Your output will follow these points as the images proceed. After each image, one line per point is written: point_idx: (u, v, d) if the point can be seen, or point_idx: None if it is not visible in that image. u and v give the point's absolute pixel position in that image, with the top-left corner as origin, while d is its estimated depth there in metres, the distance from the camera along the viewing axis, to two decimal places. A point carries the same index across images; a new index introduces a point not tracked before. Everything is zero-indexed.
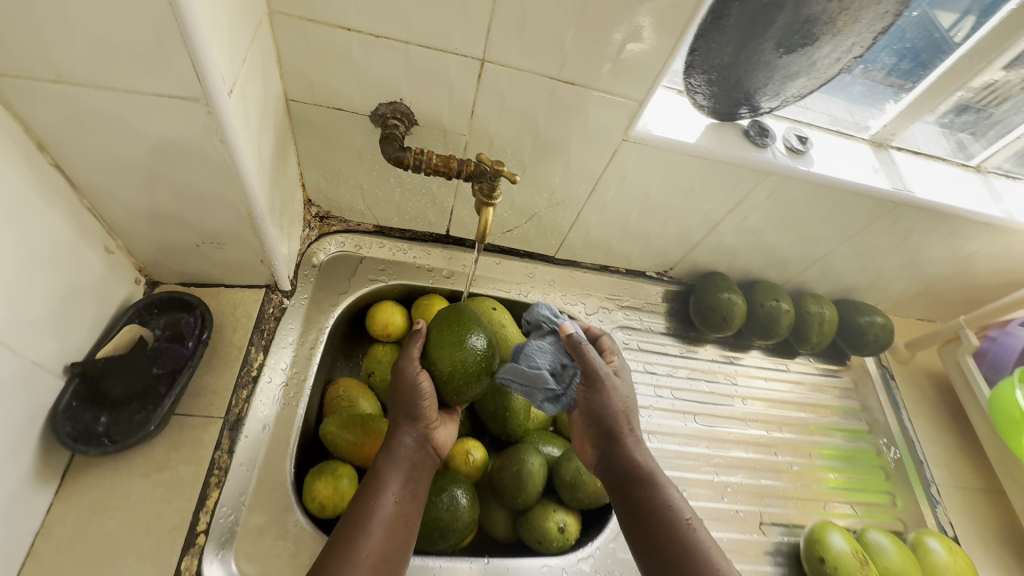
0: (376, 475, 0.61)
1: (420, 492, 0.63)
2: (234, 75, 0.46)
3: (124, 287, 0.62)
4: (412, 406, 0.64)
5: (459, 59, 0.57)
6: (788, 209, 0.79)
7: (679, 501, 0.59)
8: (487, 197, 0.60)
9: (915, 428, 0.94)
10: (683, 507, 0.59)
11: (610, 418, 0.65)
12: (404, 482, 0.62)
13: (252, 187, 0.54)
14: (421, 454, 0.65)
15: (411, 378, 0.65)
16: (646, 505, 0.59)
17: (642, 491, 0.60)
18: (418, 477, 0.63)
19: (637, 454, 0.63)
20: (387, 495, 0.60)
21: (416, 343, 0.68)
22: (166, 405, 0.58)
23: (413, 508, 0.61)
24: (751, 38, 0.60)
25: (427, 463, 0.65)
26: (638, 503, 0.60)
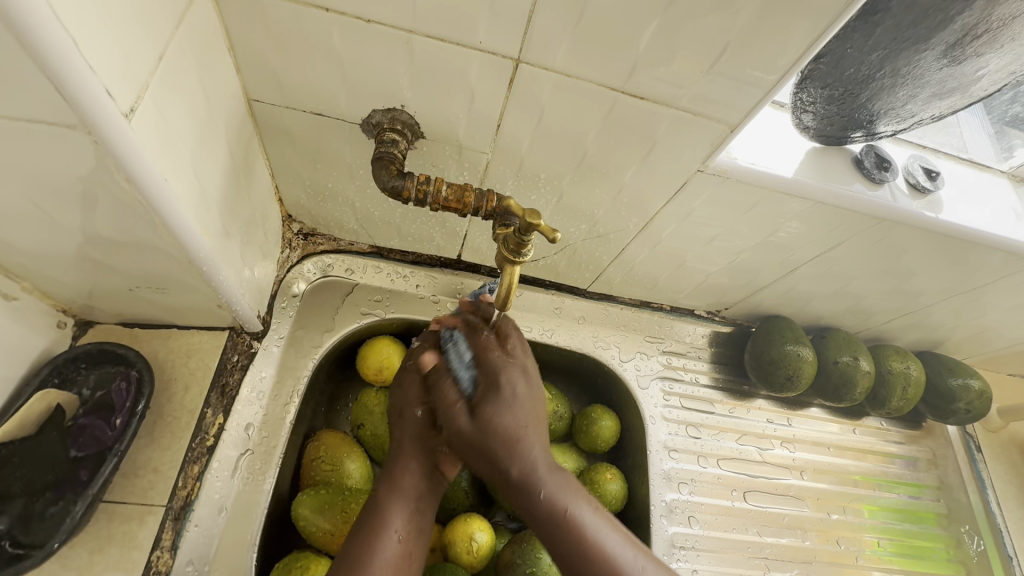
0: (375, 507, 0.48)
1: (429, 525, 0.50)
2: (143, 82, 0.31)
3: (37, 336, 0.49)
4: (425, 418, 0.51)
5: (484, 57, 0.41)
6: (895, 258, 0.62)
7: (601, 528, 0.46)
8: (513, 252, 0.44)
9: (1005, 514, 0.81)
10: (608, 536, 0.45)
11: (500, 442, 0.46)
12: (410, 515, 0.48)
13: (188, 232, 0.40)
14: (432, 480, 0.51)
15: (418, 397, 0.52)
16: (574, 552, 0.44)
17: (566, 537, 0.45)
18: (427, 508, 0.50)
19: (541, 479, 0.47)
20: (390, 534, 0.47)
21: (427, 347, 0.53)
22: (84, 504, 0.45)
23: (418, 549, 0.48)
24: (905, 42, 0.43)
25: (439, 488, 0.52)
26: (563, 548, 0.45)
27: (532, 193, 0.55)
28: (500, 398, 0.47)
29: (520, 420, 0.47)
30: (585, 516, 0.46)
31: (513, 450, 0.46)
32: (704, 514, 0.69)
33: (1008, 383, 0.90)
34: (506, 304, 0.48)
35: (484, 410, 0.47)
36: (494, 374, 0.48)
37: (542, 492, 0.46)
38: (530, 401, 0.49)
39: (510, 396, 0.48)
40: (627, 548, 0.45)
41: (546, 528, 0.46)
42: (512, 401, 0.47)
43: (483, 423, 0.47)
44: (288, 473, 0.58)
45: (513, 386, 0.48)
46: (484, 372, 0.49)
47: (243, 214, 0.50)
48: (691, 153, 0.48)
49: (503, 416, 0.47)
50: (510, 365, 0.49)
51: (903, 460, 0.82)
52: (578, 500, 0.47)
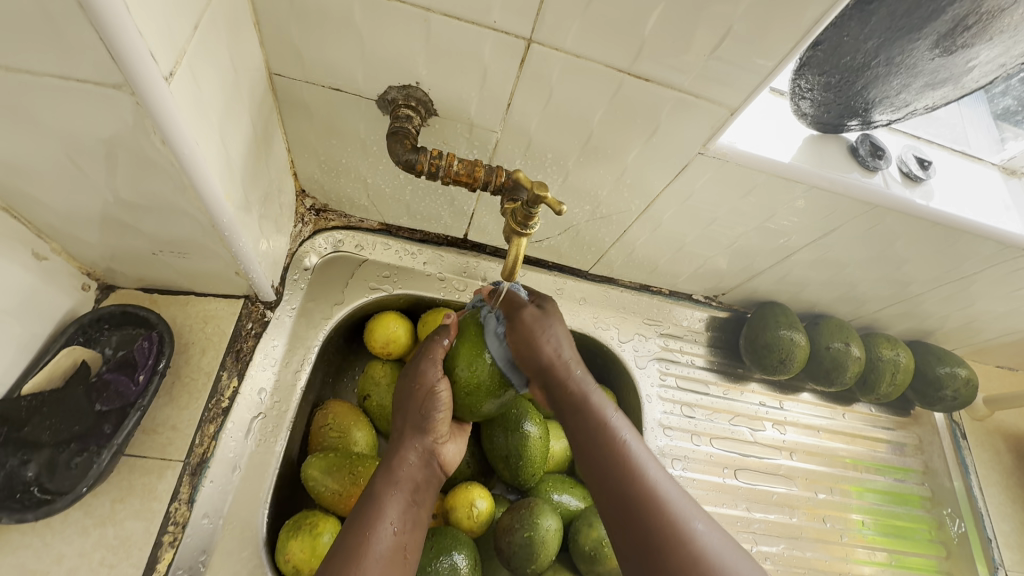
0: (372, 498, 0.49)
1: (424, 519, 0.51)
2: (180, 48, 0.34)
3: (64, 296, 0.51)
4: (423, 415, 0.53)
5: (498, 36, 0.43)
6: (887, 245, 0.64)
7: (647, 456, 0.49)
8: (521, 225, 0.47)
9: (985, 498, 0.84)
10: (642, 455, 0.48)
11: (554, 365, 0.52)
12: (405, 507, 0.50)
13: (213, 196, 0.42)
14: (426, 472, 0.53)
15: (430, 381, 0.52)
16: (613, 474, 0.47)
17: (617, 456, 0.48)
18: (420, 500, 0.51)
19: (591, 408, 0.51)
20: (386, 524, 0.47)
21: (443, 341, 0.54)
22: (110, 453, 0.48)
23: (411, 541, 0.49)
24: (898, 31, 0.45)
25: (432, 484, 0.54)
26: (610, 466, 0.47)
27: (539, 172, 0.57)
28: (544, 330, 0.52)
29: (563, 353, 0.52)
30: (630, 441, 0.49)
31: (557, 375, 0.52)
32: (696, 489, 0.72)
33: (994, 374, 0.93)
34: (512, 275, 0.50)
35: (529, 339, 0.51)
36: (532, 325, 0.52)
37: (587, 411, 0.51)
38: (568, 341, 0.54)
39: (561, 334, 0.53)
40: (666, 478, 0.47)
41: (590, 446, 0.50)
42: (551, 332, 0.52)
43: (539, 336, 0.52)
44: (297, 438, 0.61)
45: (553, 328, 0.53)
46: (519, 331, 0.51)
47: (261, 185, 0.52)
48: (693, 136, 0.50)
49: (543, 342, 0.52)
50: (553, 323, 0.53)
51: (892, 445, 0.85)
52: (627, 428, 0.50)
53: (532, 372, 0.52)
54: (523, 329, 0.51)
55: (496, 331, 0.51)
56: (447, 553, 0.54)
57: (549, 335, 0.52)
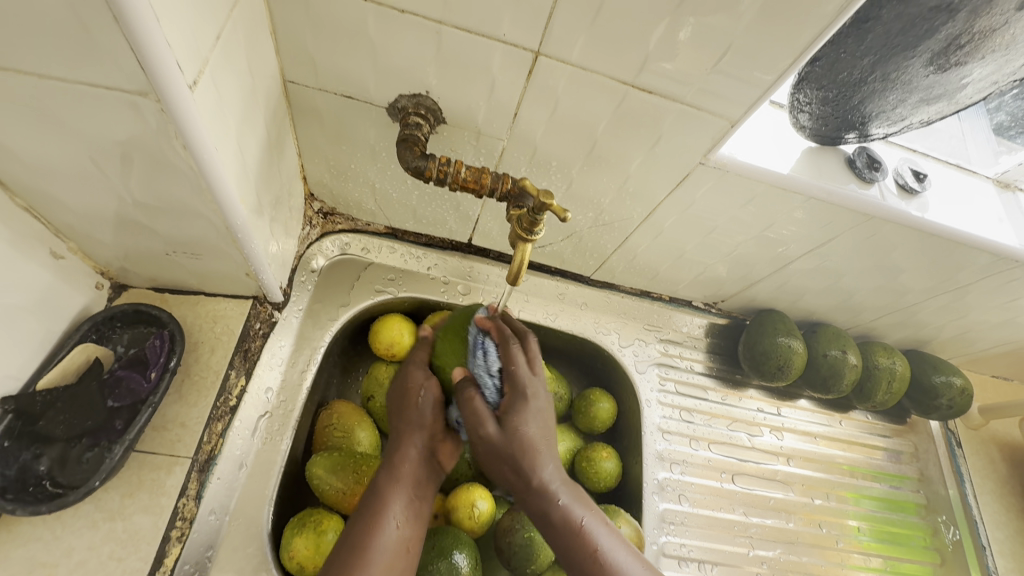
0: (376, 492, 0.50)
1: (426, 512, 0.52)
2: (204, 57, 0.35)
3: (78, 293, 0.52)
4: (418, 410, 0.54)
5: (506, 48, 0.45)
6: (883, 255, 0.65)
7: (614, 544, 0.48)
8: (526, 231, 0.48)
9: (979, 506, 0.85)
10: (621, 555, 0.47)
11: (519, 456, 0.49)
12: (408, 502, 0.51)
13: (229, 198, 0.43)
14: (427, 469, 0.54)
15: (417, 385, 0.56)
16: (583, 568, 0.46)
17: (582, 546, 0.47)
18: (422, 494, 0.53)
19: (558, 493, 0.49)
20: (390, 519, 0.49)
21: (423, 348, 0.59)
22: (121, 448, 0.49)
23: (415, 534, 0.50)
24: (893, 49, 0.46)
25: (433, 479, 0.55)
26: (574, 563, 0.47)
27: (544, 179, 0.58)
28: (520, 411, 0.50)
29: (538, 459, 0.49)
30: (598, 529, 0.48)
31: (530, 461, 0.49)
32: (693, 493, 0.73)
33: (990, 384, 0.94)
34: (517, 279, 0.51)
35: (510, 418, 0.49)
36: (505, 435, 0.49)
37: (559, 530, 0.48)
38: (546, 426, 0.51)
39: (535, 410, 0.50)
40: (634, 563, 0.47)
41: (558, 534, 0.48)
42: (528, 416, 0.50)
43: (513, 427, 0.49)
44: (302, 437, 0.62)
45: (528, 428, 0.49)
46: (490, 431, 0.49)
47: (273, 189, 0.53)
48: (694, 146, 0.52)
49: (523, 427, 0.49)
50: (528, 420, 0.50)
51: (888, 453, 0.86)
52: (591, 514, 0.49)
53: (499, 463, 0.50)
54: (494, 439, 0.49)
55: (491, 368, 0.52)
56: (448, 553, 0.55)
57: (526, 438, 0.49)
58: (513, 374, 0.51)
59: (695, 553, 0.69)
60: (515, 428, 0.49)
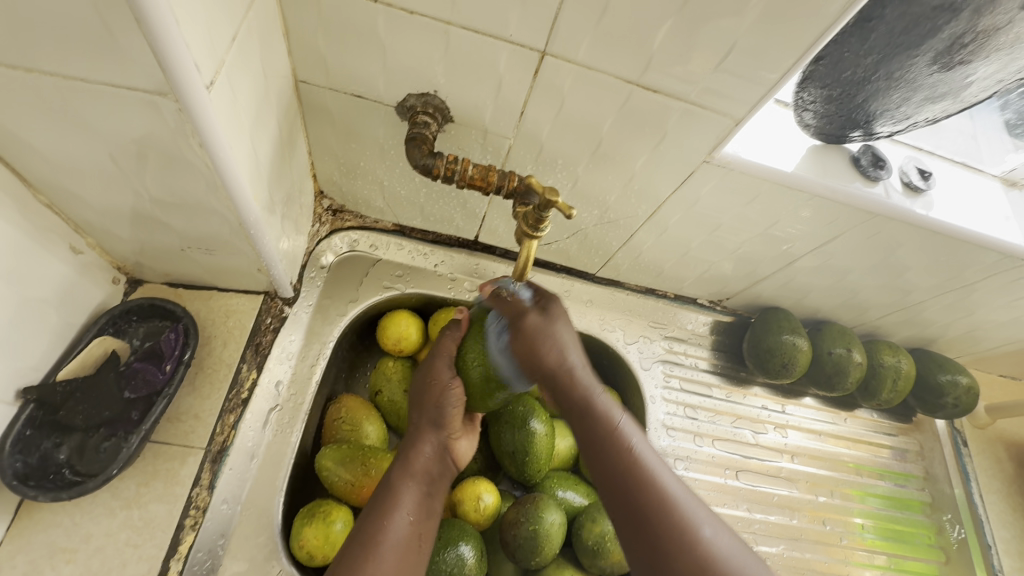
0: (389, 487, 0.52)
1: (437, 509, 0.53)
2: (220, 58, 0.36)
3: (96, 288, 0.54)
4: (438, 410, 0.55)
5: (513, 48, 0.46)
6: (889, 253, 0.65)
7: (649, 453, 0.47)
8: (532, 228, 0.49)
9: (986, 505, 0.85)
10: (652, 458, 0.47)
11: (551, 345, 0.50)
12: (420, 498, 0.52)
13: (243, 195, 0.44)
14: (439, 465, 0.56)
15: (443, 381, 0.55)
16: (613, 470, 0.46)
17: (613, 442, 0.47)
18: (434, 491, 0.54)
19: (594, 390, 0.51)
20: (402, 513, 0.50)
21: (454, 336, 0.56)
22: (137, 438, 0.50)
23: (426, 529, 0.51)
24: (896, 48, 0.47)
25: (444, 477, 0.56)
26: (606, 453, 0.47)
27: (550, 177, 0.59)
28: (549, 330, 0.51)
29: (567, 358, 0.51)
30: (633, 433, 0.49)
31: (563, 357, 0.51)
32: (697, 488, 0.73)
33: (997, 383, 0.93)
34: (522, 277, 0.53)
35: (535, 336, 0.50)
36: (539, 332, 0.50)
37: (596, 412, 0.49)
38: (578, 344, 0.52)
39: (566, 316, 0.53)
40: (671, 476, 0.46)
41: (592, 436, 0.49)
42: (557, 330, 0.51)
43: (548, 326, 0.51)
44: (312, 430, 0.63)
45: (558, 333, 0.51)
46: (523, 340, 0.50)
47: (285, 187, 0.55)
48: (698, 145, 0.52)
49: (547, 343, 0.50)
50: (558, 327, 0.51)
51: (893, 451, 0.86)
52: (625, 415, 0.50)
53: (534, 364, 0.51)
54: (528, 336, 0.50)
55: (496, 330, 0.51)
56: (454, 544, 0.56)
57: (558, 341, 0.51)
58: (520, 320, 0.51)
59: None
60: (545, 325, 0.51)
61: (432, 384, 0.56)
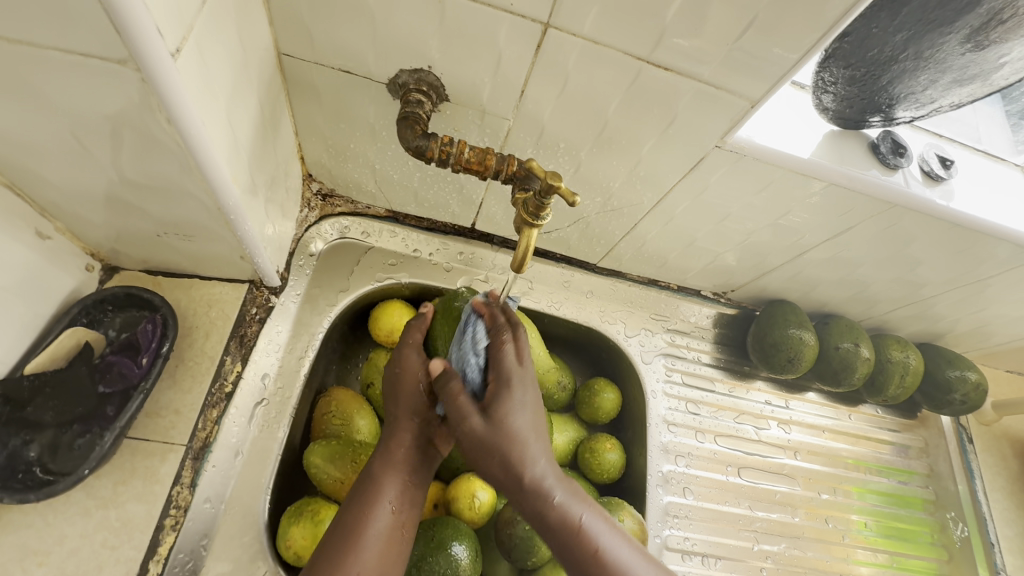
0: (371, 478, 0.49)
1: (422, 496, 0.51)
2: (189, 24, 0.33)
3: (66, 275, 0.51)
4: (417, 396, 0.52)
5: (514, 20, 0.42)
6: (904, 245, 0.62)
7: (613, 538, 0.44)
8: (532, 216, 0.46)
9: (990, 503, 0.83)
10: (621, 551, 0.43)
11: (506, 446, 0.45)
12: (404, 486, 0.49)
13: (220, 177, 0.41)
14: (425, 454, 0.52)
15: (414, 370, 0.53)
16: (586, 575, 0.43)
17: (580, 546, 0.43)
18: (420, 479, 0.51)
19: (552, 491, 0.45)
20: (384, 505, 0.48)
21: (421, 327, 0.57)
22: (112, 435, 0.47)
23: (410, 519, 0.49)
24: (929, 24, 0.43)
25: (432, 460, 0.53)
26: (572, 557, 0.43)
27: (551, 162, 0.55)
28: (510, 400, 0.46)
29: (525, 450, 0.45)
30: (597, 527, 0.44)
31: (519, 455, 0.45)
32: (698, 486, 0.72)
33: (1004, 379, 0.92)
34: (522, 266, 0.49)
35: (495, 410, 0.46)
36: (485, 438, 0.45)
37: (553, 511, 0.44)
38: (536, 414, 0.47)
39: (521, 403, 0.47)
40: (640, 562, 0.43)
41: (557, 537, 0.44)
42: (518, 406, 0.46)
43: (497, 424, 0.45)
44: (300, 426, 0.60)
45: (509, 405, 0.46)
46: (456, 410, 0.46)
47: (269, 168, 0.51)
48: (709, 129, 0.49)
49: (511, 416, 0.46)
50: (512, 402, 0.46)
51: (896, 447, 0.84)
52: (590, 509, 0.45)
53: (489, 450, 0.45)
54: (476, 439, 0.46)
55: (472, 364, 0.49)
56: (448, 545, 0.54)
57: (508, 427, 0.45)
58: (462, 422, 0.46)
59: (699, 547, 0.69)
60: (504, 408, 0.46)
61: (409, 372, 0.53)
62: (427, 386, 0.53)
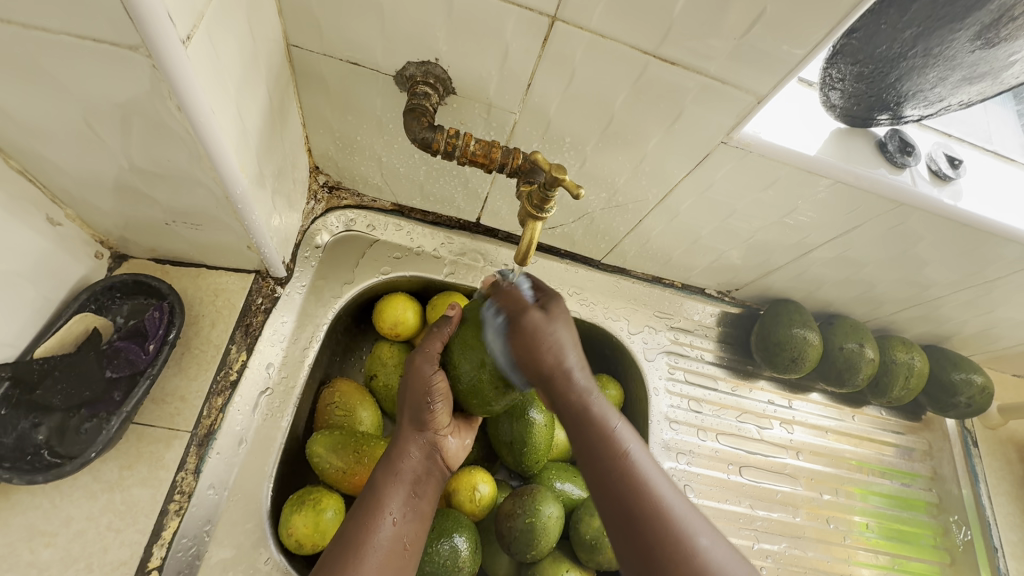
0: (372, 488, 0.50)
1: (425, 510, 0.51)
2: (200, 11, 0.33)
3: (75, 261, 0.51)
4: (419, 409, 0.52)
5: (521, 13, 0.42)
6: (910, 246, 0.62)
7: (641, 453, 0.45)
8: (536, 208, 0.46)
9: (994, 507, 0.83)
10: (648, 464, 0.44)
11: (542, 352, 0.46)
12: (407, 498, 0.50)
13: (229, 166, 0.42)
14: (427, 465, 0.53)
15: (426, 378, 0.52)
16: (615, 481, 0.43)
17: (608, 449, 0.44)
18: (422, 492, 0.52)
19: (590, 394, 0.47)
20: (387, 515, 0.48)
21: (441, 335, 0.53)
22: (118, 419, 0.48)
23: (412, 533, 0.49)
24: (938, 21, 0.43)
25: (434, 477, 0.54)
26: (599, 462, 0.44)
27: (557, 156, 0.56)
28: (553, 315, 0.48)
29: (566, 359, 0.47)
30: (630, 440, 0.45)
31: (558, 358, 0.47)
32: (699, 484, 0.72)
33: (1010, 383, 0.91)
34: (526, 259, 0.49)
35: (538, 328, 0.47)
36: (535, 333, 0.47)
37: (590, 421, 0.46)
38: (578, 335, 0.49)
39: (565, 316, 0.49)
40: (667, 485, 0.43)
41: (586, 436, 0.46)
42: (561, 328, 0.48)
43: (545, 321, 0.47)
44: (304, 415, 0.60)
45: (558, 334, 0.47)
46: (523, 334, 0.47)
47: (276, 159, 0.52)
48: (715, 124, 0.49)
49: (552, 327, 0.47)
50: (558, 326, 0.48)
51: (899, 449, 0.83)
52: (623, 422, 0.47)
53: (530, 363, 0.47)
54: (523, 335, 0.47)
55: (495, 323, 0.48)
56: (448, 536, 0.54)
57: (557, 341, 0.47)
58: (522, 313, 0.47)
59: None
60: (540, 330, 0.47)
61: (411, 380, 0.53)
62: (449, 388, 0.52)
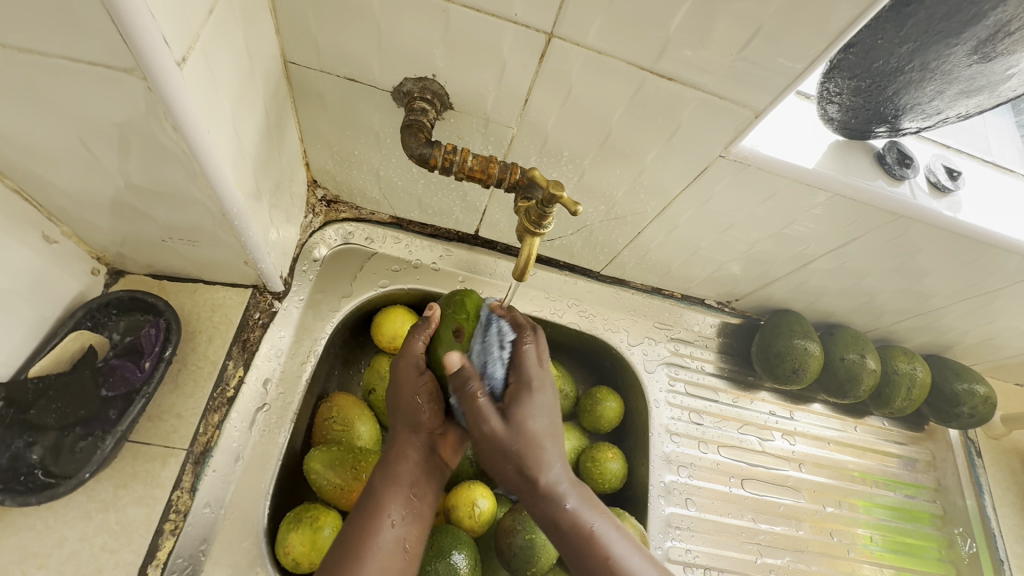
0: (371, 495, 0.49)
1: (426, 512, 0.50)
2: (194, 33, 0.33)
3: (72, 277, 0.51)
4: (414, 410, 0.51)
5: (517, 30, 0.42)
6: (909, 257, 0.62)
7: (623, 545, 0.45)
8: (534, 224, 0.46)
9: (999, 519, 0.82)
10: (623, 549, 0.45)
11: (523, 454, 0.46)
12: (406, 501, 0.49)
13: (224, 184, 0.41)
14: (428, 466, 0.52)
15: (414, 378, 0.52)
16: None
17: (589, 550, 0.45)
18: (423, 495, 0.51)
19: (566, 496, 0.47)
20: (386, 520, 0.47)
21: (422, 335, 0.53)
22: (113, 438, 0.48)
23: (414, 536, 0.48)
24: (936, 36, 0.43)
25: (436, 477, 0.53)
26: (579, 566, 0.45)
27: (554, 170, 0.56)
28: (528, 402, 0.48)
29: (544, 454, 0.47)
30: (607, 533, 0.46)
31: (533, 458, 0.46)
32: (701, 497, 0.71)
33: (1013, 393, 0.91)
34: (523, 275, 0.49)
35: (515, 411, 0.47)
36: (498, 440, 0.46)
37: (567, 522, 0.46)
38: (552, 416, 0.49)
39: (539, 405, 0.48)
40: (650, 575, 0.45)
41: (566, 537, 0.46)
42: (533, 409, 0.48)
43: (517, 423, 0.47)
44: (301, 431, 0.60)
45: (532, 428, 0.47)
46: (491, 440, 0.47)
47: (274, 174, 0.52)
48: (713, 138, 0.49)
49: (529, 419, 0.47)
50: (535, 403, 0.48)
51: (903, 460, 0.83)
52: (600, 518, 0.47)
53: (501, 464, 0.47)
54: (491, 441, 0.47)
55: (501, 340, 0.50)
56: (447, 553, 0.53)
57: (527, 432, 0.47)
58: (483, 423, 0.47)
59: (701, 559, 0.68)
60: (518, 425, 0.47)
61: (404, 380, 0.52)
62: (435, 388, 0.52)
